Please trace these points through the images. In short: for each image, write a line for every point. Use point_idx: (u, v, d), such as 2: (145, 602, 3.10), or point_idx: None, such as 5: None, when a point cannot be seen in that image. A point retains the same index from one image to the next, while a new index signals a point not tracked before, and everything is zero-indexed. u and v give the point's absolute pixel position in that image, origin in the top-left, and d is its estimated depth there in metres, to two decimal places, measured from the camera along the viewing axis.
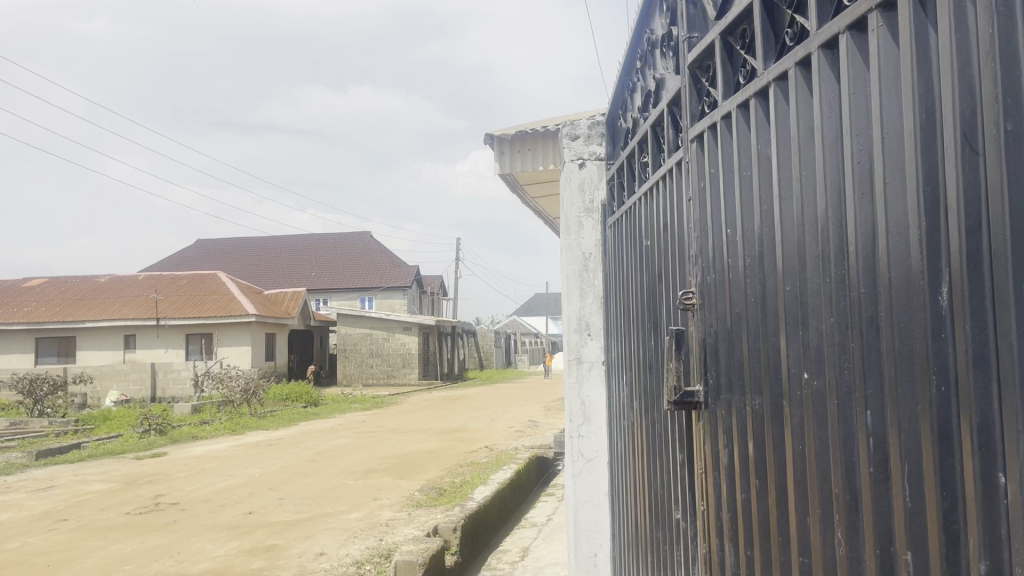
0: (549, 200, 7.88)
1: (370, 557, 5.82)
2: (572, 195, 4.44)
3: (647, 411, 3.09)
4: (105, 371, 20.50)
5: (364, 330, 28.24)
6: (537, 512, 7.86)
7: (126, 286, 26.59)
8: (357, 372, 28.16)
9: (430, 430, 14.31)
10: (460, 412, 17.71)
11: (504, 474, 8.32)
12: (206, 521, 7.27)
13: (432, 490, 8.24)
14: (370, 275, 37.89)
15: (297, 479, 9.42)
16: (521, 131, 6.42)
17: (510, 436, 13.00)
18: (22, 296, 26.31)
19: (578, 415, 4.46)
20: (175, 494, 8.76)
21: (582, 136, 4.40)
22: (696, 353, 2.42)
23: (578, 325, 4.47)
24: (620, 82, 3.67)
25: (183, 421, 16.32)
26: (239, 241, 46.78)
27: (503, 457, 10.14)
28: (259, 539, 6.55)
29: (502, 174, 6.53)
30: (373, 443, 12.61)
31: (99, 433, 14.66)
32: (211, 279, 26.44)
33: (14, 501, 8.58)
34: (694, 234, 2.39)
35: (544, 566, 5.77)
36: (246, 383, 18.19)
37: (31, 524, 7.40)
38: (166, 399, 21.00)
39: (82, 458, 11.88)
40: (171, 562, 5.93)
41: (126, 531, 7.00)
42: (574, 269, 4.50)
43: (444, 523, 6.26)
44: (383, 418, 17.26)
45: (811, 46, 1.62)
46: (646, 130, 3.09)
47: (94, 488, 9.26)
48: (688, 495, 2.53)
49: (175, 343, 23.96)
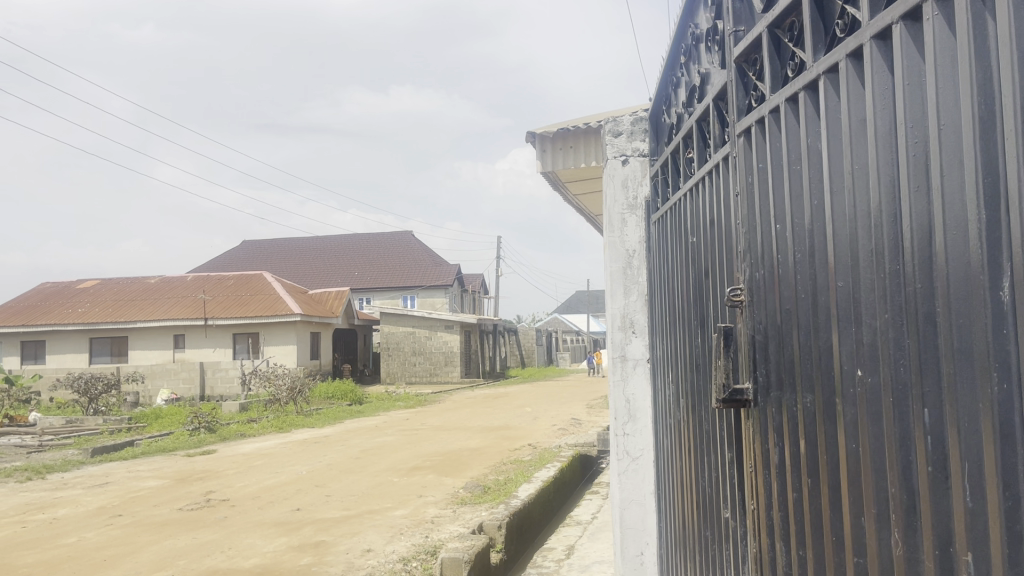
0: (591, 197, 7.83)
1: (415, 554, 5.86)
2: (616, 191, 4.42)
3: (695, 408, 3.06)
4: (156, 371, 21.12)
5: (406, 329, 28.44)
6: (581, 510, 7.82)
7: (175, 287, 27.19)
8: (400, 370, 28.37)
9: (474, 427, 14.37)
10: (503, 409, 17.75)
11: (548, 473, 8.30)
12: (256, 518, 7.40)
13: (477, 488, 8.25)
14: (412, 274, 38.18)
15: (343, 476, 9.54)
16: (563, 127, 6.39)
17: (553, 434, 12.97)
18: (77, 297, 27.08)
19: (623, 413, 4.43)
20: (225, 491, 8.93)
21: (625, 132, 4.38)
22: (745, 350, 2.39)
23: (622, 323, 4.43)
24: (664, 77, 3.63)
25: (231, 419, 16.59)
26: (284, 243, 47.49)
27: (546, 455, 10.12)
28: (307, 535, 6.62)
29: (544, 172, 6.51)
30: (417, 441, 12.68)
31: (151, 431, 15.00)
32: (256, 280, 26.85)
33: (72, 497, 8.83)
34: (742, 230, 2.37)
35: (590, 565, 5.76)
36: (292, 381, 18.44)
37: (87, 520, 7.59)
38: (214, 397, 21.31)
39: (136, 455, 12.19)
40: (222, 558, 6.03)
41: (178, 527, 7.15)
42: (617, 267, 4.46)
43: (489, 520, 6.26)
44: (426, 416, 17.41)
45: (863, 38, 1.59)
46: (692, 125, 3.06)
47: (148, 484, 9.50)
48: (738, 495, 2.50)
49: (222, 343, 24.40)
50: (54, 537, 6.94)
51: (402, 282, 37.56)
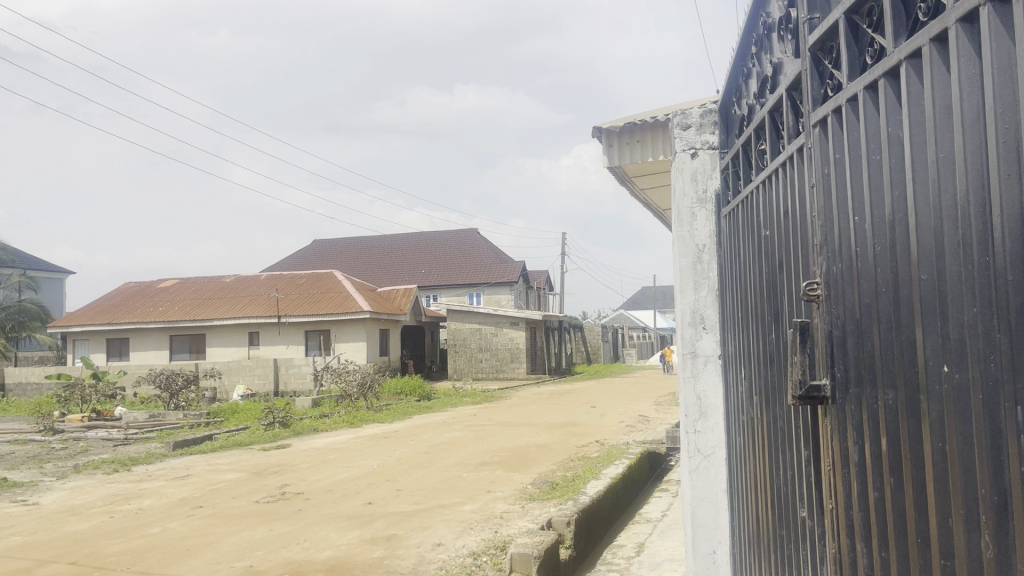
0: (658, 192, 7.73)
1: (485, 549, 5.91)
2: (685, 185, 4.37)
3: (769, 405, 3.01)
4: (233, 367, 21.80)
5: (472, 326, 28.64)
6: (651, 508, 7.75)
7: (250, 286, 27.95)
8: (467, 367, 28.61)
9: (542, 424, 14.40)
10: (570, 406, 17.72)
11: (617, 470, 8.24)
12: (330, 511, 7.57)
13: (545, 484, 8.26)
14: (478, 271, 38.43)
15: (414, 471, 9.66)
16: (630, 122, 6.32)
17: (621, 431, 12.89)
18: (157, 296, 28.11)
19: (694, 410, 4.38)
20: (300, 484, 9.15)
21: (694, 125, 4.33)
22: (823, 346, 2.33)
23: (693, 319, 4.37)
24: (735, 67, 3.56)
25: (305, 414, 17.00)
26: (352, 241, 48.35)
27: (614, 452, 10.05)
28: (379, 529, 6.74)
29: (611, 167, 6.47)
30: (484, 437, 12.76)
31: (229, 426, 15.46)
32: (327, 279, 27.38)
33: (156, 489, 9.19)
34: (818, 223, 2.31)
35: (661, 562, 5.72)
36: (362, 377, 18.78)
37: (170, 511, 7.88)
38: (288, 393, 21.86)
39: (214, 448, 12.59)
40: (298, 549, 6.19)
41: (256, 519, 7.36)
42: (687, 261, 4.40)
43: (558, 516, 6.26)
44: (493, 411, 17.53)
45: (948, 20, 1.53)
46: (764, 117, 3.00)
47: (226, 477, 9.81)
48: (816, 494, 2.45)
49: (295, 339, 24.98)
50: (139, 527, 7.22)
51: (469, 279, 37.83)
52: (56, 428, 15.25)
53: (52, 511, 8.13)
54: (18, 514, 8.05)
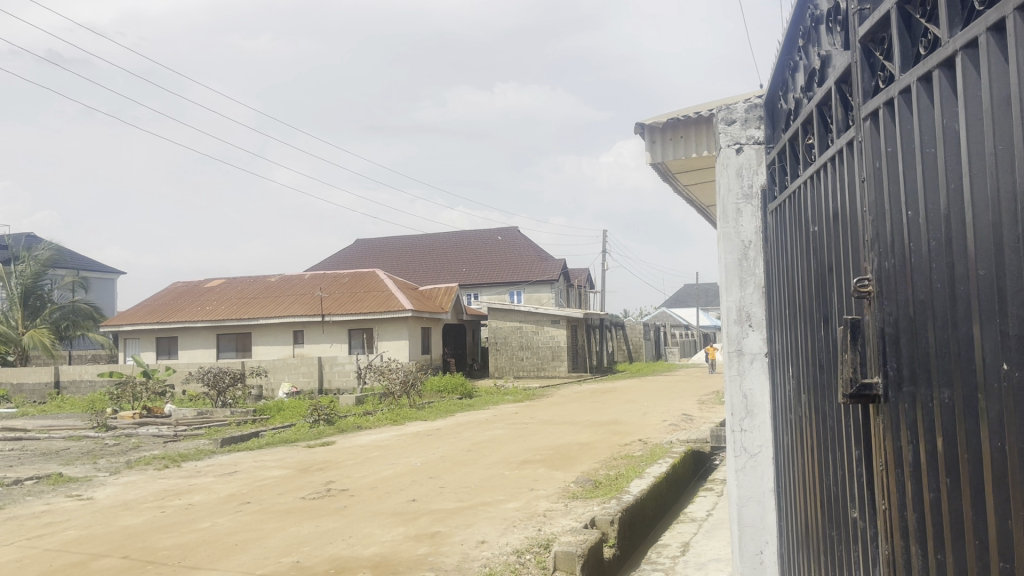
0: (702, 188, 7.66)
1: (529, 547, 5.91)
2: (730, 180, 4.31)
3: (818, 403, 2.96)
4: (278, 365, 22.15)
5: (513, 324, 28.67)
6: (696, 507, 7.68)
7: (294, 286, 28.32)
8: (508, 365, 28.66)
9: (584, 422, 14.37)
10: (612, 404, 17.64)
11: (661, 469, 8.19)
12: (374, 507, 7.64)
13: (588, 482, 8.24)
14: (519, 269, 38.46)
15: (457, 468, 9.71)
16: (673, 117, 6.27)
17: (664, 429, 12.79)
18: (205, 296, 28.66)
19: (740, 409, 4.32)
20: (344, 481, 9.25)
21: (739, 120, 4.27)
22: (875, 343, 2.28)
23: (739, 316, 4.31)
24: (780, 61, 3.51)
25: (349, 412, 17.18)
26: (394, 241, 48.73)
27: (657, 450, 9.99)
28: (423, 526, 6.79)
29: (654, 163, 6.42)
30: (526, 435, 12.76)
31: (275, 423, 15.70)
32: (370, 278, 27.63)
33: (205, 484, 9.37)
34: (869, 218, 2.26)
35: (706, 562, 5.66)
36: (405, 375, 18.92)
37: (218, 507, 8.03)
38: (332, 390, 22.13)
39: (261, 445, 12.80)
40: (344, 545, 6.26)
41: (303, 515, 7.46)
42: (733, 258, 4.36)
43: (601, 515, 6.23)
44: (535, 409, 17.53)
45: (1005, 10, 1.48)
46: (812, 111, 2.94)
47: (273, 473, 9.96)
48: (868, 495, 2.40)
49: (338, 338, 25.26)
50: (190, 521, 7.37)
51: (509, 277, 37.90)
52: (109, 425, 15.64)
53: (106, 505, 8.33)
54: (73, 509, 8.28)
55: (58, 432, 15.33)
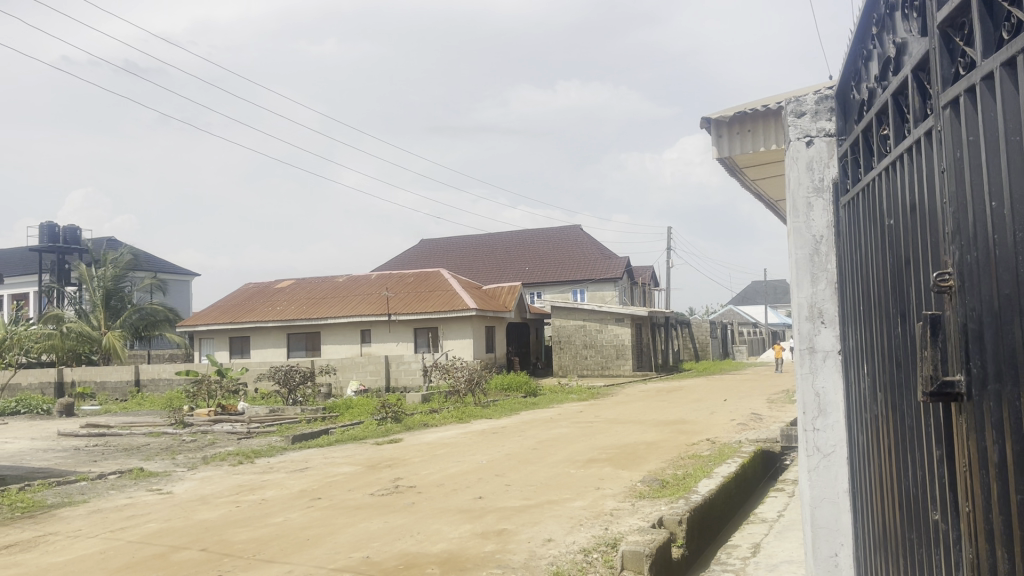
0: (770, 182, 7.49)
1: (596, 546, 5.89)
2: (800, 174, 4.23)
3: (895, 402, 2.87)
4: (347, 364, 22.56)
5: (577, 322, 28.58)
6: (767, 508, 7.53)
7: (361, 286, 28.79)
8: (572, 364, 28.56)
9: (650, 421, 14.25)
10: (679, 403, 17.43)
11: (730, 468, 8.06)
12: (441, 504, 7.72)
13: (655, 482, 8.17)
14: (582, 267, 38.32)
15: (523, 466, 9.74)
16: (740, 111, 6.15)
17: (732, 429, 12.57)
18: (275, 296, 29.37)
19: (812, 408, 4.22)
20: (412, 478, 9.36)
21: (809, 112, 4.18)
22: (956, 338, 2.20)
23: (810, 312, 4.22)
24: (853, 50, 3.41)
25: (415, 409, 17.41)
26: (457, 241, 49.09)
27: (726, 450, 9.84)
28: (490, 523, 6.82)
29: (721, 158, 6.30)
30: (591, 433, 12.69)
31: (343, 420, 15.99)
32: (434, 277, 27.91)
33: (277, 480, 9.61)
34: (950, 209, 2.18)
35: (778, 564, 5.56)
36: (470, 373, 19.05)
37: (291, 502, 8.21)
38: (398, 389, 22.39)
39: (331, 442, 13.07)
40: (412, 541, 6.34)
41: (372, 511, 7.59)
42: (804, 254, 4.26)
43: (670, 514, 6.16)
44: (600, 408, 17.48)
45: None
46: (888, 101, 2.85)
47: (343, 470, 10.15)
48: (950, 496, 2.32)
49: (404, 336, 25.57)
50: (264, 516, 7.57)
51: (572, 275, 37.80)
52: (186, 421, 16.17)
53: (185, 499, 8.62)
54: (154, 503, 8.58)
55: (138, 428, 15.91)
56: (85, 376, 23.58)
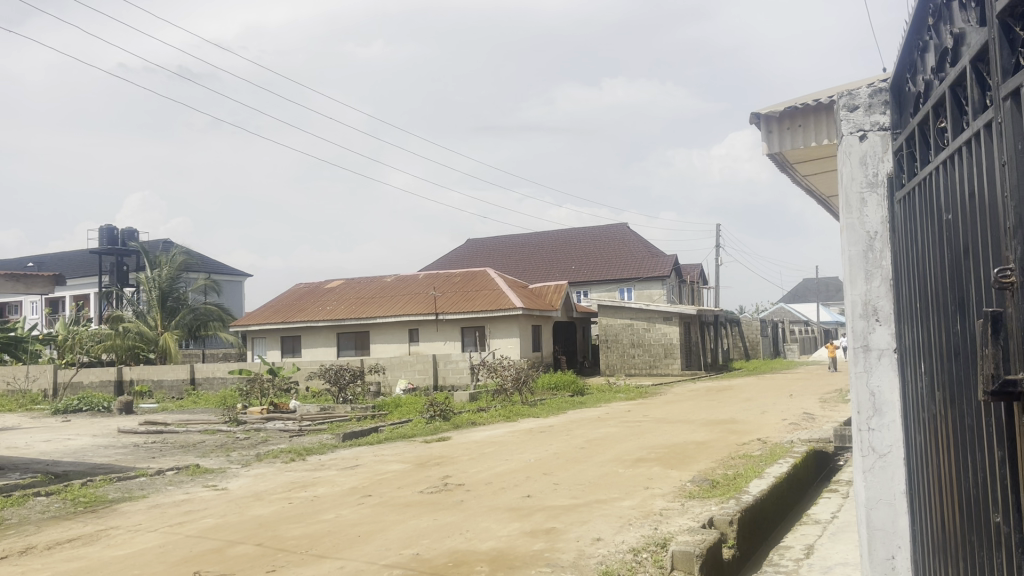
0: (822, 177, 7.36)
1: (646, 545, 5.86)
2: (853, 170, 4.16)
3: (954, 401, 2.80)
4: (395, 363, 22.77)
5: (625, 321, 28.42)
6: (820, 509, 7.41)
7: (409, 286, 29.03)
8: (620, 363, 28.40)
9: (700, 420, 14.13)
10: (729, 402, 17.23)
11: (782, 469, 7.94)
12: (489, 502, 7.75)
13: (705, 482, 8.09)
14: (629, 266, 38.08)
15: (571, 465, 9.72)
16: (791, 106, 6.06)
17: (784, 429, 12.38)
18: (325, 296, 29.78)
19: (867, 407, 4.14)
20: (461, 476, 9.43)
21: (862, 106, 4.11)
22: (1019, 337, 2.14)
23: (865, 310, 4.14)
24: (908, 41, 3.34)
25: (464, 408, 17.52)
26: (503, 240, 49.17)
27: (777, 450, 9.70)
28: (538, 522, 6.83)
29: (770, 154, 6.23)
30: (640, 433, 12.63)
31: (393, 419, 16.17)
32: (481, 277, 28.01)
33: (329, 477, 9.76)
34: (1010, 204, 2.12)
35: (832, 566, 5.47)
36: (517, 371, 19.09)
37: (341, 499, 8.33)
38: (446, 387, 22.52)
39: (380, 440, 13.22)
40: (462, 539, 6.37)
41: (422, 508, 7.67)
42: (858, 250, 4.18)
43: (720, 515, 6.11)
44: (648, 407, 17.38)
45: None
46: (944, 92, 2.79)
47: (393, 467, 10.27)
48: (1013, 498, 2.25)
49: (451, 336, 25.71)
50: (316, 513, 7.69)
51: (619, 274, 37.58)
52: (240, 419, 16.51)
53: (240, 496, 8.80)
54: (210, 498, 8.78)
55: (194, 425, 16.29)
56: (144, 374, 24.19)
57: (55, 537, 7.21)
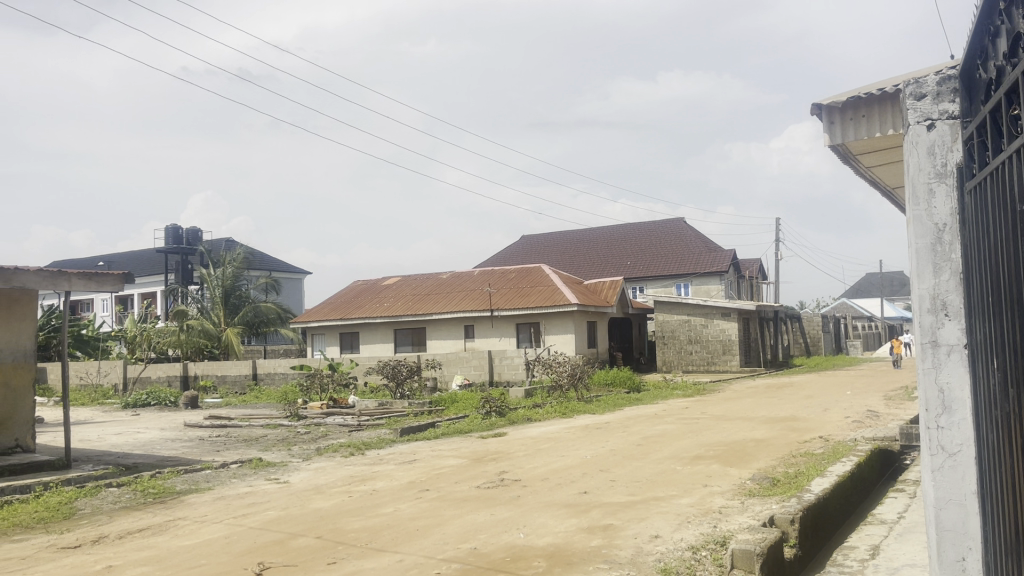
0: (887, 168, 7.16)
1: (705, 543, 5.80)
2: (921, 160, 4.07)
3: None
4: (451, 359, 22.96)
5: (681, 317, 28.12)
6: (887, 509, 7.22)
7: (465, 282, 29.21)
8: (677, 359, 28.12)
9: (759, 417, 13.91)
10: (790, 400, 16.91)
11: (845, 467, 7.77)
12: (546, 498, 7.75)
13: (766, 480, 7.95)
14: (686, 261, 37.63)
15: (628, 462, 9.66)
16: (854, 96, 5.91)
17: (847, 427, 12.10)
18: (383, 293, 30.15)
19: (935, 404, 4.03)
20: (517, 471, 9.46)
21: (930, 94, 4.03)
22: None
23: (932, 305, 4.02)
24: (978, 27, 3.23)
25: (519, 404, 17.58)
26: (558, 235, 49.09)
27: (840, 448, 9.47)
28: (595, 518, 6.80)
29: (832, 145, 6.08)
30: (697, 429, 12.49)
31: (449, 414, 16.31)
32: (536, 273, 28.02)
33: (387, 471, 9.89)
34: None
35: (900, 567, 5.33)
36: (573, 368, 19.00)
37: (399, 493, 8.43)
38: (502, 383, 22.61)
39: (437, 435, 13.32)
40: (519, 534, 6.39)
41: (478, 503, 7.71)
42: (925, 242, 4.06)
43: (781, 513, 6.00)
44: (706, 404, 17.16)
45: None
46: (1017, 79, 2.69)
47: (450, 462, 10.35)
48: None
49: (507, 332, 25.81)
50: (375, 506, 7.80)
51: (676, 269, 37.17)
52: (301, 414, 16.84)
53: (301, 489, 8.98)
54: (273, 491, 8.98)
55: (257, 420, 16.67)
56: (208, 369, 24.86)
57: (125, 527, 7.45)
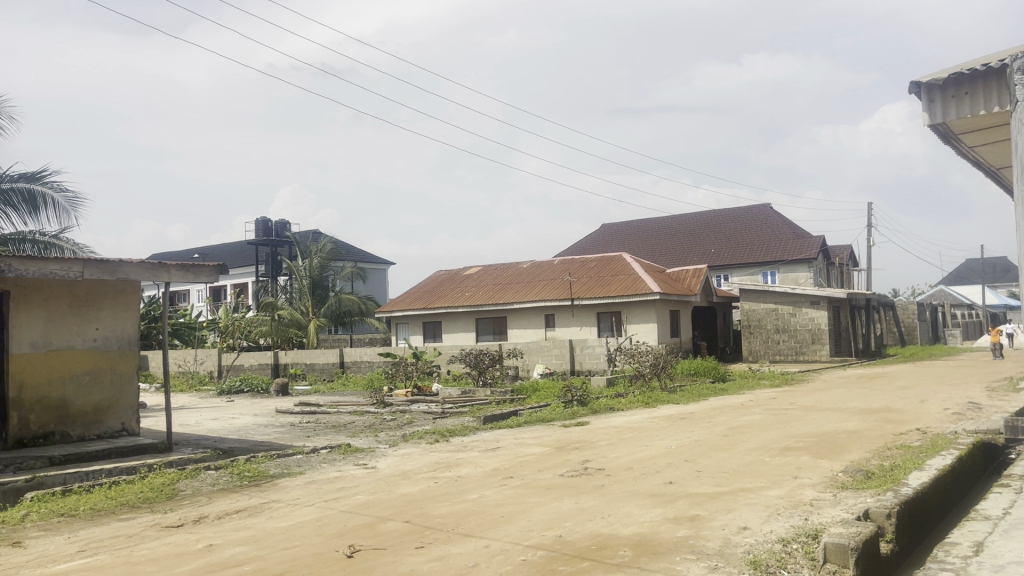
0: (993, 147, 6.81)
1: (796, 536, 5.68)
2: None
3: None
4: (533, 348, 23.05)
5: (768, 306, 27.43)
6: (990, 504, 6.91)
7: (545, 271, 29.25)
8: (764, 349, 27.44)
9: (851, 409, 13.46)
10: (884, 391, 16.31)
11: (945, 460, 7.45)
12: (631, 488, 7.70)
13: (859, 472, 7.71)
14: (772, 248, 36.67)
15: (714, 453, 9.51)
16: (957, 72, 5.63)
17: (945, 419, 11.61)
18: (465, 283, 30.47)
19: None
20: (600, 461, 9.42)
21: None
22: None
23: None
24: None
25: (602, 394, 17.51)
26: (639, 223, 48.56)
27: (939, 441, 9.09)
28: (681, 508, 6.73)
29: (933, 124, 5.81)
30: (787, 421, 12.17)
31: (531, 403, 16.35)
32: (617, 261, 27.81)
33: (471, 458, 10.00)
34: None
35: (1006, 565, 5.10)
36: (655, 357, 18.80)
37: (483, 479, 8.53)
38: (584, 372, 22.45)
39: (520, 424, 13.38)
40: (604, 523, 6.37)
41: (562, 491, 7.72)
42: None
43: (876, 507, 5.80)
44: (794, 395, 16.71)
45: None
46: None
47: (533, 451, 10.39)
48: None
49: (587, 322, 25.67)
50: (460, 492, 7.90)
51: (762, 256, 36.28)
52: (386, 401, 17.18)
53: (388, 474, 9.18)
54: (361, 476, 9.22)
55: (344, 407, 17.11)
56: (298, 357, 25.54)
57: (224, 508, 7.76)
